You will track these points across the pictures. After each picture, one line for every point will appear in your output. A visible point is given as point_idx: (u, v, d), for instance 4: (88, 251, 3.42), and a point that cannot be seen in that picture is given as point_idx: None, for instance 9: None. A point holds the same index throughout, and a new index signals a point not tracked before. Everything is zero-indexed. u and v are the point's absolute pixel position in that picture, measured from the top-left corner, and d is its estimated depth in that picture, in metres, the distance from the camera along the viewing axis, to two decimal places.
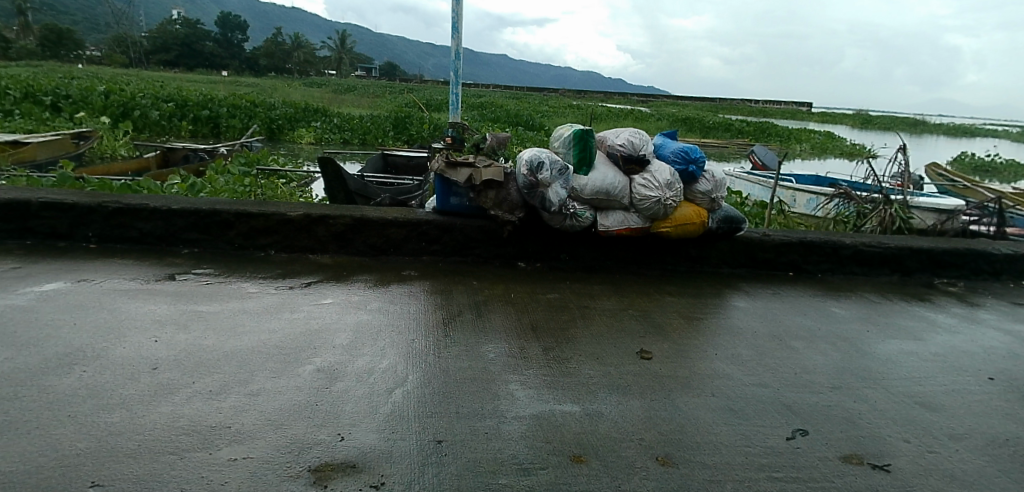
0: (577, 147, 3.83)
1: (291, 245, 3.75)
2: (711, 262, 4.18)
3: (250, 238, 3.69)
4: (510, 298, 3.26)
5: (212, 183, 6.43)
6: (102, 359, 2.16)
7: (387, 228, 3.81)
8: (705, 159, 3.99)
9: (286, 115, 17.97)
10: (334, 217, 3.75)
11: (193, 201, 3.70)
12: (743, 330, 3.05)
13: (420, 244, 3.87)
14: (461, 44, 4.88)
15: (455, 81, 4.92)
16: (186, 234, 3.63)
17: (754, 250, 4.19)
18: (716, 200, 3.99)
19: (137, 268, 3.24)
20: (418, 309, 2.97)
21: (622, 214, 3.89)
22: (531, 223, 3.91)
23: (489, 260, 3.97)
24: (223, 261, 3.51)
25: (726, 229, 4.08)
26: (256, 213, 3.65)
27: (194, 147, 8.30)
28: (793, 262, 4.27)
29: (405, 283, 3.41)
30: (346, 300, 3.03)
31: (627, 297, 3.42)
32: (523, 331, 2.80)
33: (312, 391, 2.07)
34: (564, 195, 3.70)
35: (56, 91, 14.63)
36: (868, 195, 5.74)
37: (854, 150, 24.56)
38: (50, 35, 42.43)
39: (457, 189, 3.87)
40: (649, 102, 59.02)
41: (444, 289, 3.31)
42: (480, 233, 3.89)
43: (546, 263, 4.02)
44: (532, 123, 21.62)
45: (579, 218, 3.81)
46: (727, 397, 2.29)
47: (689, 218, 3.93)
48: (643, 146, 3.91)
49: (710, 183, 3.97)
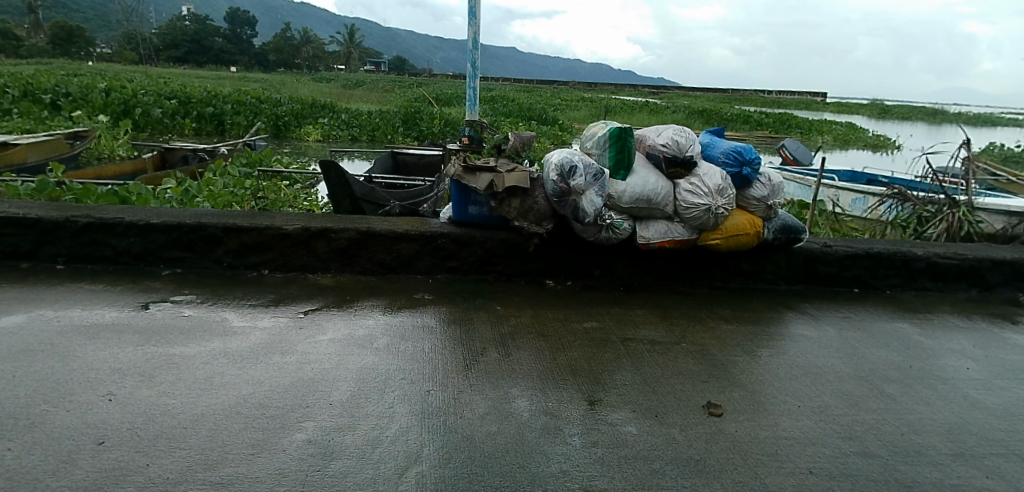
0: (613, 148, 3.33)
1: (287, 264, 3.28)
2: (766, 278, 3.66)
3: (240, 256, 3.23)
4: (540, 328, 2.76)
5: (209, 186, 6.00)
6: (35, 431, 1.70)
7: (397, 242, 3.33)
8: (761, 160, 3.46)
9: (292, 111, 17.51)
10: (335, 231, 3.26)
11: (176, 214, 3.24)
12: (824, 371, 2.53)
13: (434, 260, 3.39)
14: (478, 32, 4.37)
15: (473, 74, 4.41)
16: (168, 252, 3.17)
17: (815, 264, 3.66)
18: (773, 207, 3.46)
19: (106, 294, 2.79)
20: (433, 347, 2.47)
21: (664, 224, 3.39)
22: (561, 236, 3.41)
23: (514, 278, 3.48)
24: (208, 284, 3.05)
25: (784, 241, 3.55)
26: (247, 227, 3.18)
27: (193, 147, 7.83)
28: (859, 276, 3.72)
29: (417, 309, 2.93)
30: (348, 334, 2.55)
31: (676, 325, 2.92)
32: (560, 375, 2.30)
33: (299, 477, 1.59)
34: (599, 204, 3.20)
35: (56, 89, 14.25)
36: (928, 196, 5.11)
37: (878, 142, 23.66)
38: (60, 33, 42.18)
39: (476, 196, 3.37)
40: (663, 94, 57.94)
41: (464, 318, 2.83)
42: (503, 247, 3.40)
43: (579, 281, 3.52)
44: (544, 117, 20.97)
45: (616, 230, 3.32)
46: (829, 476, 1.77)
47: (742, 228, 3.41)
48: (691, 145, 3.36)
49: (766, 188, 3.44)
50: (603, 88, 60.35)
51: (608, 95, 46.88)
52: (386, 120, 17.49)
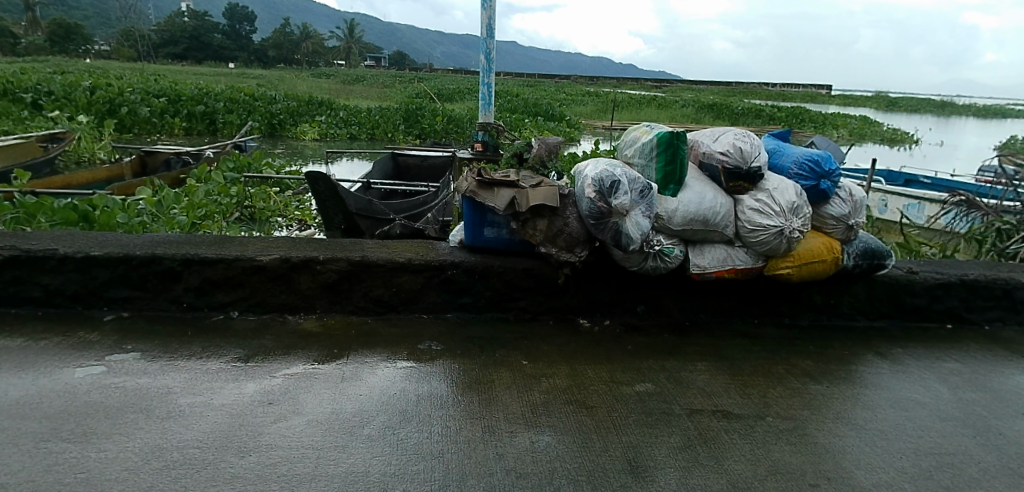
0: (662, 157, 2.71)
1: (262, 304, 2.66)
2: (844, 312, 3.04)
3: (202, 294, 2.60)
4: (581, 395, 2.14)
5: (189, 195, 5.37)
6: None
7: (397, 275, 2.71)
8: (841, 171, 2.85)
9: (287, 108, 16.87)
10: (321, 261, 2.64)
11: (125, 244, 2.62)
12: (964, 463, 1.90)
13: (443, 296, 2.77)
14: (493, 20, 3.76)
15: (487, 68, 3.82)
16: (114, 291, 2.55)
17: (900, 295, 3.04)
18: (856, 227, 2.83)
19: (23, 353, 2.16)
20: (444, 433, 1.84)
21: (723, 249, 2.77)
22: (597, 264, 2.79)
23: (540, 316, 2.86)
24: (160, 332, 2.42)
25: (866, 268, 2.93)
26: (211, 259, 2.56)
27: (176, 150, 7.17)
28: (952, 309, 3.10)
29: (423, 366, 2.30)
30: (331, 413, 1.92)
31: (752, 387, 2.29)
32: (620, 482, 1.66)
33: None
34: (647, 227, 2.57)
35: (38, 87, 13.60)
36: (1005, 206, 4.43)
37: (895, 137, 22.90)
38: (56, 30, 41.53)
39: (493, 216, 2.75)
40: (666, 88, 57.21)
41: (483, 381, 2.20)
42: (526, 279, 2.78)
43: (619, 318, 2.89)
44: (550, 113, 20.24)
45: (666, 258, 2.69)
46: None
47: (818, 254, 2.79)
48: (757, 153, 2.74)
49: (847, 204, 2.81)
50: (606, 82, 59.50)
51: (611, 89, 46.20)
52: (386, 117, 16.92)
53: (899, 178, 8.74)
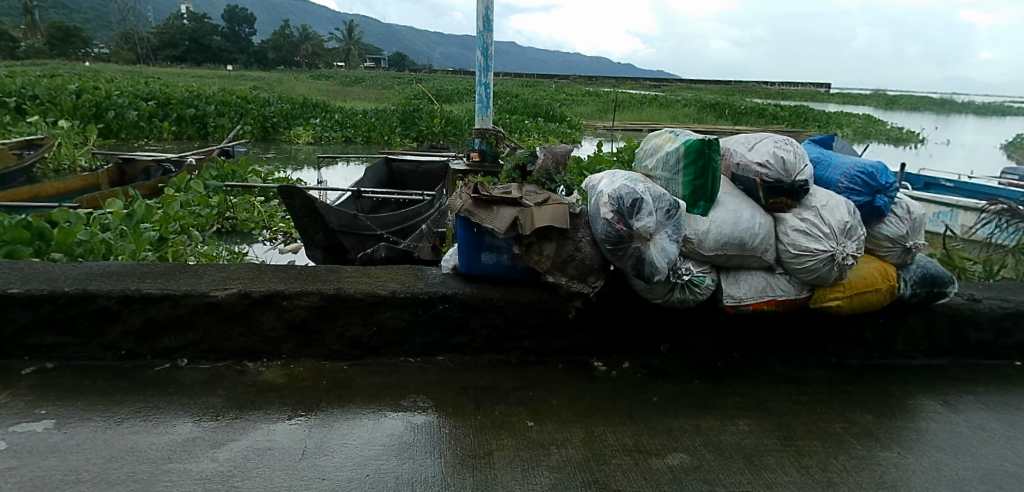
0: (690, 170, 2.30)
1: (218, 348, 2.24)
2: (898, 349, 2.63)
3: (145, 338, 2.18)
4: (600, 474, 1.70)
5: (163, 208, 4.95)
6: None
7: (378, 312, 2.28)
8: (899, 184, 2.43)
9: (281, 111, 16.48)
10: (288, 296, 2.22)
11: (53, 278, 2.19)
12: None
13: (434, 336, 2.35)
14: (490, 12, 3.34)
15: (484, 67, 3.41)
16: (37, 337, 2.12)
17: (963, 328, 2.62)
18: (916, 249, 2.41)
19: None
20: None
21: (762, 277, 2.34)
22: (614, 296, 2.36)
23: (547, 359, 2.43)
24: (90, 388, 2.00)
25: (925, 297, 2.50)
26: (156, 295, 2.14)
27: (156, 158, 6.76)
28: (1021, 344, 2.69)
29: (404, 433, 1.88)
30: None
31: (807, 457, 1.87)
32: None
33: None
34: (675, 253, 2.13)
35: (21, 91, 13.18)
36: None
37: (900, 136, 22.49)
38: (52, 33, 41.15)
39: (491, 240, 2.33)
40: (665, 87, 56.89)
41: (479, 454, 1.78)
42: (530, 315, 2.36)
43: (639, 360, 2.47)
44: (550, 114, 19.84)
45: (696, 289, 2.25)
46: None
47: (874, 282, 2.36)
48: (803, 165, 2.30)
49: (905, 223, 2.39)
50: (605, 81, 59.14)
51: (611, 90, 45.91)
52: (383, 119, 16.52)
53: (919, 181, 8.31)
